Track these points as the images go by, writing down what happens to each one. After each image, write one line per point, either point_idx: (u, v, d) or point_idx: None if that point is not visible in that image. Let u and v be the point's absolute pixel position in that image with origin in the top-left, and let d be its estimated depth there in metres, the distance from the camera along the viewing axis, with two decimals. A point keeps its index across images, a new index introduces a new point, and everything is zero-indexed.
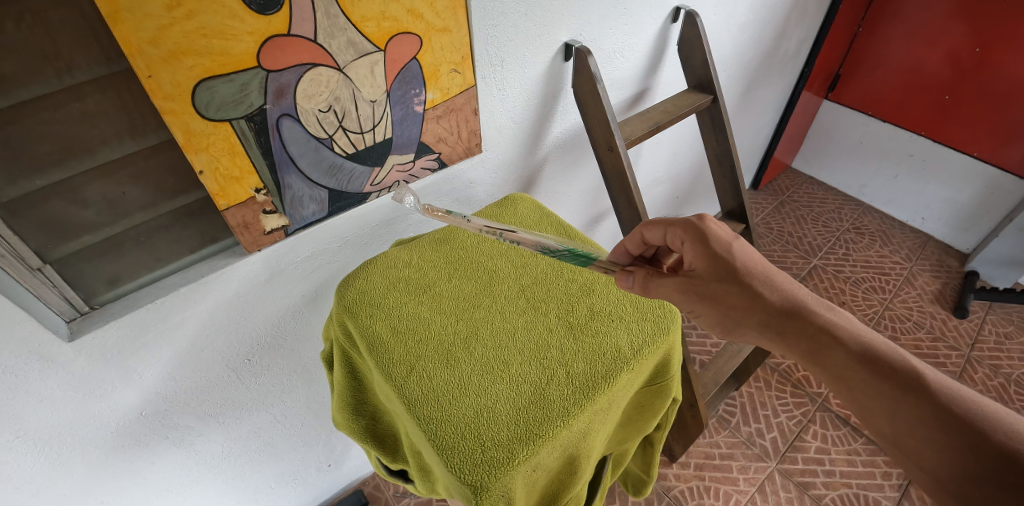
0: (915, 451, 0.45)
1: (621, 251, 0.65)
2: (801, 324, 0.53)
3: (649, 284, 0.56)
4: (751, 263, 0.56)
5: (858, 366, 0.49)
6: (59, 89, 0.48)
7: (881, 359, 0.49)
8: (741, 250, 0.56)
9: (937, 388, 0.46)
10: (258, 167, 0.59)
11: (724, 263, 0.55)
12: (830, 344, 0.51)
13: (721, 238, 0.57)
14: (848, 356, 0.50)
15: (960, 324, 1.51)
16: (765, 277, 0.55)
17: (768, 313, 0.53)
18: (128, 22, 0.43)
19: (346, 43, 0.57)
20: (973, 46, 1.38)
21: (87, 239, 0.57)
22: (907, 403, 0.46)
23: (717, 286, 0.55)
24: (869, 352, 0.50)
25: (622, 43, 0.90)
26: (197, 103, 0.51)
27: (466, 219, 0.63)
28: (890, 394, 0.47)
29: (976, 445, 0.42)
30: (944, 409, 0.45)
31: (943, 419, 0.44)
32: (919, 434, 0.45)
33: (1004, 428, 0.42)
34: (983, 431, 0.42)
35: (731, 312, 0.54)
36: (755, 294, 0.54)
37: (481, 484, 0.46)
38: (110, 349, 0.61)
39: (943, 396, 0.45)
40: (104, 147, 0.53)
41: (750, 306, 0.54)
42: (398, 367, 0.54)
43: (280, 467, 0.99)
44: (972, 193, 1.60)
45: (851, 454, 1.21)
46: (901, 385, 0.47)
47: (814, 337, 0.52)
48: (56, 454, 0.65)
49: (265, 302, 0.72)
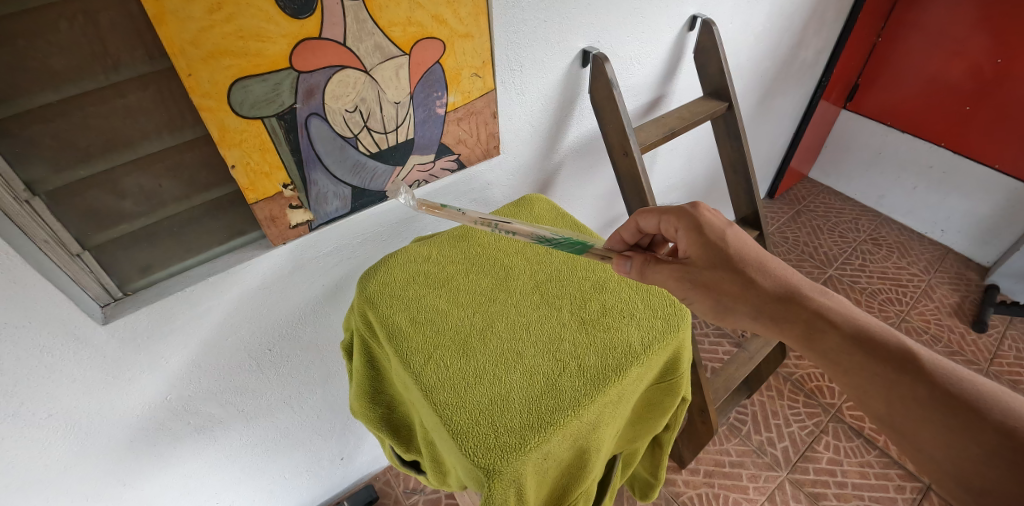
0: (909, 432, 0.46)
1: (616, 239, 0.67)
2: (796, 309, 0.54)
3: (646, 270, 0.58)
4: (746, 252, 0.57)
5: (851, 349, 0.50)
6: (105, 85, 0.51)
7: (876, 341, 0.50)
8: (735, 238, 0.58)
9: (932, 369, 0.47)
10: (286, 163, 0.62)
11: (717, 249, 0.57)
12: (823, 328, 0.52)
13: (715, 226, 0.58)
14: (842, 339, 0.51)
15: (978, 338, 1.49)
16: (759, 264, 0.56)
17: (761, 298, 0.55)
18: (171, 23, 0.46)
19: (373, 46, 0.60)
20: (995, 57, 1.37)
21: (124, 227, 0.60)
22: (902, 384, 0.47)
23: (710, 273, 0.56)
24: (862, 334, 0.51)
25: (639, 50, 0.92)
26: (232, 101, 0.54)
27: (461, 212, 0.64)
28: (885, 376, 0.48)
29: (972, 426, 0.43)
30: (940, 389, 0.46)
31: (938, 400, 0.45)
32: (915, 416, 0.46)
33: (1000, 408, 0.43)
34: (979, 410, 0.44)
35: (722, 298, 0.56)
36: (749, 281, 0.56)
37: (493, 468, 0.47)
38: (140, 333, 0.63)
39: (937, 375, 0.47)
40: (144, 140, 0.56)
41: (743, 292, 0.55)
42: (416, 354, 0.56)
43: (295, 458, 1.01)
44: (994, 205, 1.57)
45: (863, 466, 1.20)
46: (897, 366, 0.48)
47: (808, 321, 0.53)
48: (83, 436, 0.68)
49: (288, 293, 0.75)
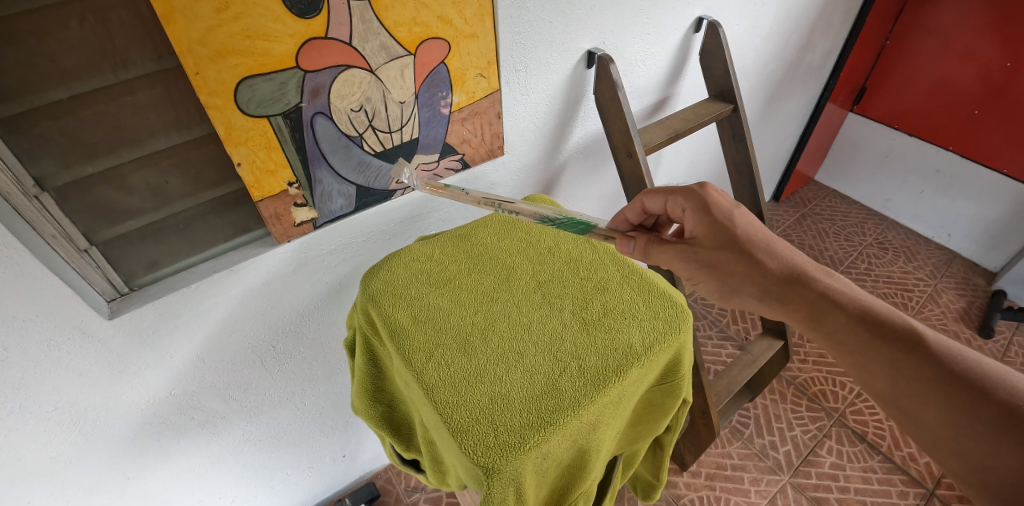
0: (913, 410, 0.48)
1: (621, 219, 0.66)
2: (803, 290, 0.54)
3: (650, 250, 0.59)
4: (753, 232, 0.57)
5: (857, 329, 0.51)
6: (113, 83, 0.52)
7: (882, 322, 0.51)
8: (742, 218, 0.57)
9: (937, 348, 0.48)
10: (291, 161, 0.62)
11: (725, 229, 0.57)
12: (830, 309, 0.53)
13: (722, 206, 0.58)
14: (848, 320, 0.52)
15: (985, 344, 1.48)
16: (766, 245, 0.56)
17: (767, 279, 0.55)
18: (180, 22, 0.47)
19: (379, 46, 0.60)
20: (1003, 61, 1.35)
21: (130, 223, 0.61)
22: (908, 364, 0.48)
23: (716, 254, 0.56)
24: (868, 315, 0.52)
25: (645, 52, 0.92)
26: (239, 99, 0.54)
27: (465, 192, 0.69)
28: (891, 356, 0.49)
29: (975, 403, 0.45)
30: (944, 369, 0.47)
31: (942, 378, 0.47)
32: (919, 395, 0.47)
33: (1002, 385, 0.45)
34: (981, 387, 0.45)
35: (728, 278, 0.56)
36: (756, 262, 0.55)
37: (493, 467, 0.48)
38: (146, 328, 0.64)
39: (941, 354, 0.48)
40: (151, 138, 0.56)
41: (749, 273, 0.55)
42: (417, 352, 0.57)
43: (297, 455, 1.02)
44: (1002, 210, 1.56)
45: (867, 471, 1.19)
46: (902, 345, 0.49)
47: (814, 303, 0.54)
48: (89, 429, 0.68)
49: (292, 291, 0.76)
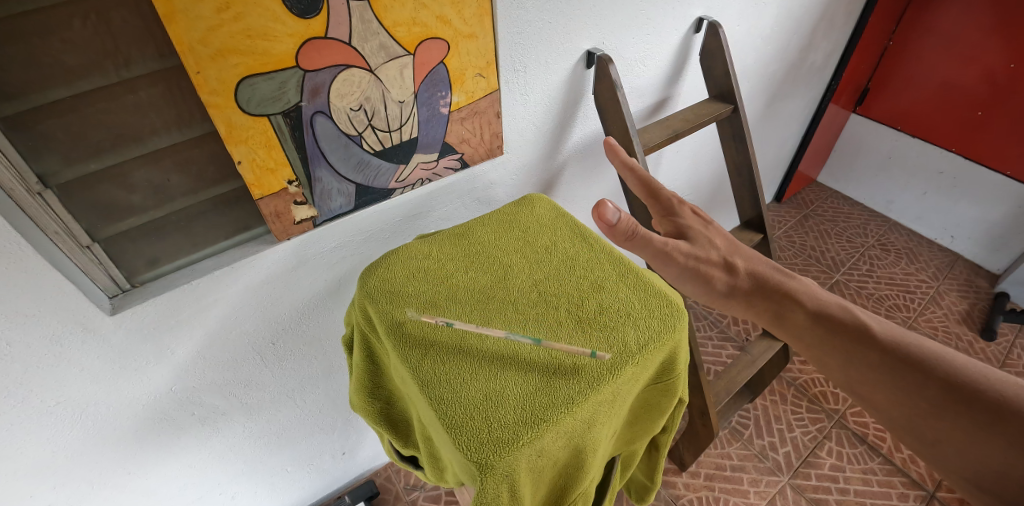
0: (867, 394, 0.53)
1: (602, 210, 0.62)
2: (768, 292, 0.60)
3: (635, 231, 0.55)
4: (723, 243, 0.62)
5: (814, 325, 0.57)
6: (116, 82, 0.52)
7: (835, 316, 0.57)
8: (715, 232, 0.63)
9: (883, 336, 0.54)
10: (292, 160, 0.63)
11: (703, 239, 0.61)
12: (790, 307, 0.58)
13: (698, 221, 0.63)
14: (807, 317, 0.57)
15: (987, 347, 1.47)
16: (738, 254, 0.62)
17: (741, 282, 0.60)
18: (181, 22, 0.48)
19: (378, 46, 0.60)
20: (1007, 61, 1.35)
21: (132, 221, 0.62)
22: (859, 354, 0.54)
23: (700, 258, 0.59)
24: (823, 311, 0.57)
25: (645, 52, 0.92)
26: (239, 98, 0.55)
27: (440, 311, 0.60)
28: (844, 347, 0.55)
29: (920, 383, 0.50)
30: (890, 354, 0.52)
31: (889, 364, 0.52)
32: (871, 380, 0.52)
33: (942, 364, 0.50)
34: (923, 367, 0.51)
35: (715, 284, 0.60)
36: (732, 267, 0.61)
37: (487, 463, 0.48)
38: (147, 324, 0.65)
39: (886, 342, 0.53)
40: (153, 136, 0.57)
41: (730, 278, 0.60)
42: (414, 348, 0.57)
43: (297, 451, 1.02)
44: (1005, 212, 1.55)
45: (867, 473, 1.19)
46: (852, 337, 0.55)
47: (778, 303, 0.59)
48: (90, 424, 0.69)
49: (292, 288, 0.76)
